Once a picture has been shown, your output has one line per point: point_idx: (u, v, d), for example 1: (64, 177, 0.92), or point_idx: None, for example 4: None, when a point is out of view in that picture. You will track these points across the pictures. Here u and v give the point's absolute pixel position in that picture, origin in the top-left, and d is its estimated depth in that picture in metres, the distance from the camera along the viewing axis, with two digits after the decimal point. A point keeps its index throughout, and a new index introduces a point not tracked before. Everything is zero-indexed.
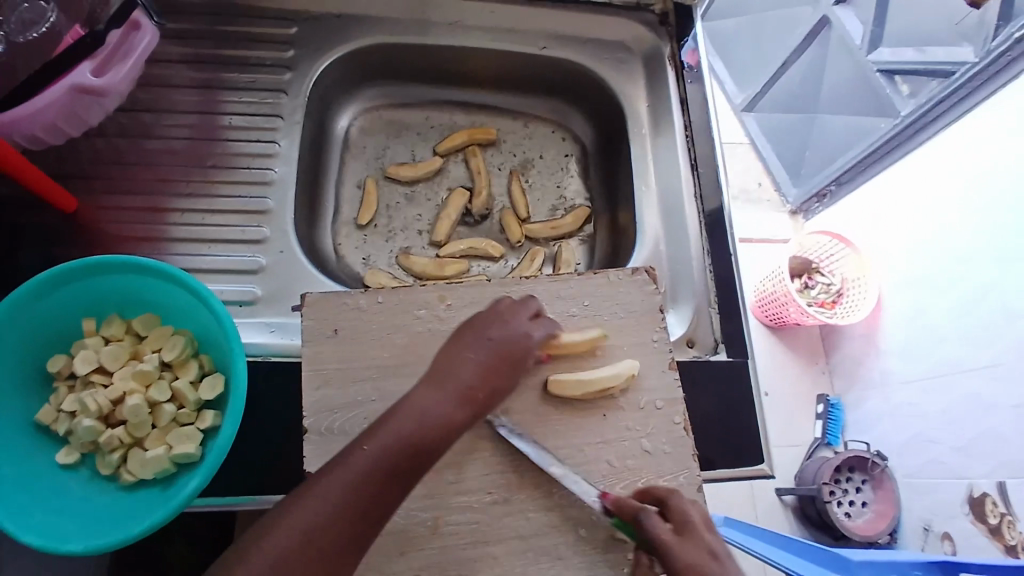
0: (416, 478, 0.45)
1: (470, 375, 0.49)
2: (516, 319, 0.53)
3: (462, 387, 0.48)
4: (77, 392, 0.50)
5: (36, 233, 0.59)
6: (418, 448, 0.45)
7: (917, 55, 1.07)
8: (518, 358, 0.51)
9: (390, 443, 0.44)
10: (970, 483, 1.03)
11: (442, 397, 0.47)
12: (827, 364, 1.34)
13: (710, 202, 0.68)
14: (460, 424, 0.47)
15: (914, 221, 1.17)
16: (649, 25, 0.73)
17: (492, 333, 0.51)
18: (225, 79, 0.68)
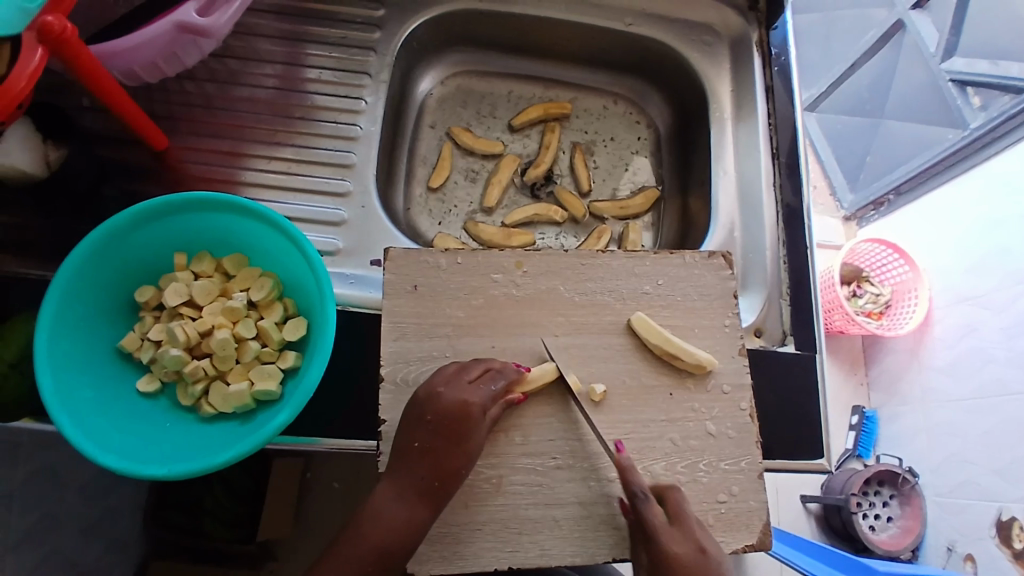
0: (390, 570, 0.47)
1: (426, 472, 0.47)
2: (449, 386, 0.49)
3: (423, 484, 0.47)
4: (165, 322, 0.52)
5: (125, 168, 0.61)
6: (382, 551, 0.46)
7: (991, 68, 1.12)
8: (457, 433, 0.48)
9: (396, 485, 0.47)
10: (1001, 506, 1.04)
11: (431, 436, 0.48)
12: (865, 375, 1.30)
13: (788, 195, 0.67)
14: (425, 518, 0.47)
15: (968, 239, 1.13)
16: (738, 9, 0.72)
17: (427, 414, 0.48)
18: (313, 33, 0.68)
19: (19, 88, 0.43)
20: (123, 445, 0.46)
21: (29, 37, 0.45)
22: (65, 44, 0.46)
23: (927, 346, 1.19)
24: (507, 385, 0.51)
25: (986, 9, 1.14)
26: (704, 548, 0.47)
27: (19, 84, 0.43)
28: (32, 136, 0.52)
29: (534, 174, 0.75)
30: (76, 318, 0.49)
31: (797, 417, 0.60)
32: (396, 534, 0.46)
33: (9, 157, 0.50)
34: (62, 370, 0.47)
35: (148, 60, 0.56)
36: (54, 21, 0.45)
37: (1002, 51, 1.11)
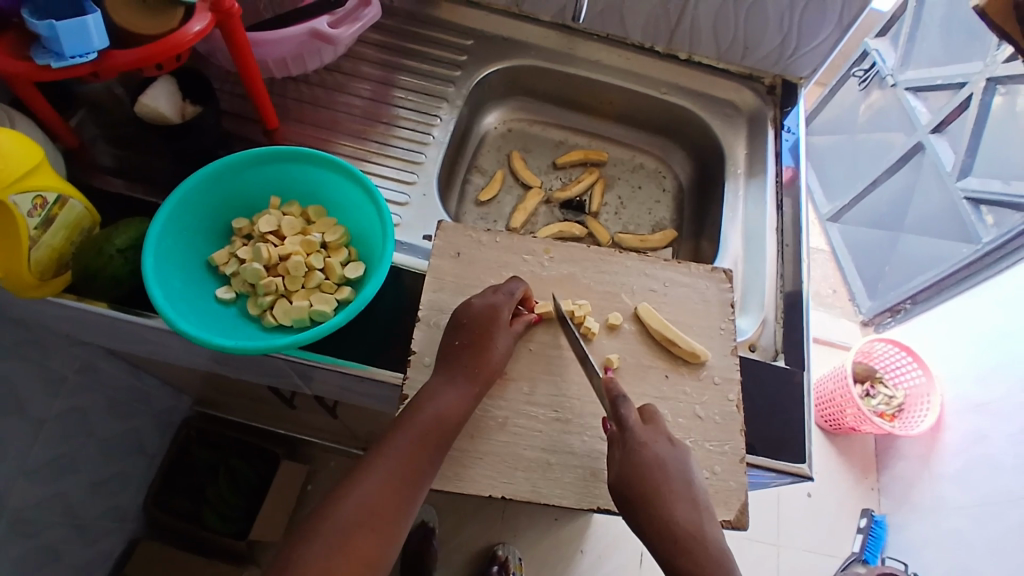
0: (445, 445, 0.54)
1: (468, 362, 0.56)
2: (479, 298, 0.60)
3: (468, 367, 0.56)
4: (252, 245, 0.63)
5: (239, 138, 0.76)
6: (440, 418, 0.54)
7: (1003, 187, 1.22)
8: (487, 332, 0.58)
9: (448, 374, 0.56)
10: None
11: (466, 331, 0.58)
12: (877, 482, 1.38)
13: (789, 238, 0.76)
14: (472, 401, 0.56)
15: (978, 349, 1.25)
16: (757, 92, 0.87)
17: (464, 318, 0.58)
18: (406, 64, 0.85)
19: (185, 40, 0.57)
20: (199, 327, 0.56)
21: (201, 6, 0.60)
22: (230, 18, 0.62)
23: (944, 453, 1.25)
24: (524, 293, 0.61)
25: (996, 139, 1.23)
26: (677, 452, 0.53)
27: (186, 37, 0.57)
28: (175, 91, 0.67)
29: (558, 197, 0.88)
30: (183, 225, 0.61)
31: (784, 425, 0.65)
32: (451, 412, 0.54)
33: (153, 99, 0.64)
34: (163, 260, 0.58)
35: (281, 56, 0.72)
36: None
37: (1012, 173, 1.20)
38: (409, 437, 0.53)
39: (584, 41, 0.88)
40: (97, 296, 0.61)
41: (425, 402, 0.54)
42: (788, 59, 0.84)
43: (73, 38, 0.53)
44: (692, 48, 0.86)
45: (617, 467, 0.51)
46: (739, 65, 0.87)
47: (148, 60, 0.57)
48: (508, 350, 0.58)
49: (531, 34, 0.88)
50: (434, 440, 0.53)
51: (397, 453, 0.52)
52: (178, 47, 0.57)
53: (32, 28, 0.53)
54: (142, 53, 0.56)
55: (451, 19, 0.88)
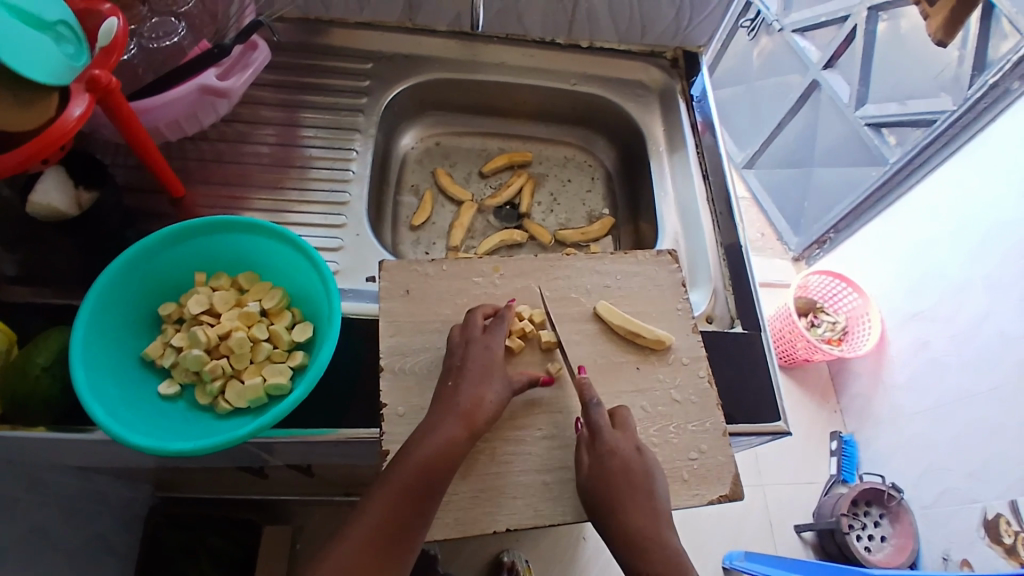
0: (437, 488, 0.51)
1: (462, 401, 0.54)
2: (472, 337, 0.58)
3: (459, 411, 0.54)
4: (186, 330, 0.59)
5: (144, 213, 0.71)
6: (422, 469, 0.51)
7: (899, 108, 1.30)
8: (482, 373, 0.56)
9: (441, 415, 0.54)
10: (983, 506, 1.11)
11: (461, 374, 0.56)
12: (838, 404, 1.47)
13: (721, 203, 0.79)
14: (465, 438, 0.53)
15: (905, 261, 1.33)
16: (663, 68, 0.88)
17: (457, 359, 0.57)
18: (307, 100, 0.81)
19: (68, 127, 0.52)
20: (147, 432, 0.52)
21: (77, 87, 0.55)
22: (110, 93, 0.56)
23: (893, 364, 1.34)
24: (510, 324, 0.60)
25: (885, 64, 1.31)
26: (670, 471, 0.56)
27: (69, 124, 0.52)
28: (65, 180, 0.60)
29: (491, 204, 0.87)
30: (105, 326, 0.56)
31: (755, 387, 0.67)
32: (442, 454, 0.52)
33: (44, 194, 0.58)
34: (93, 370, 0.53)
35: (172, 118, 0.67)
36: (101, 73, 0.55)
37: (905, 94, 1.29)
38: (396, 486, 0.51)
39: (485, 44, 0.86)
40: (32, 422, 0.56)
41: (415, 448, 0.52)
42: (685, 29, 0.86)
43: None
44: (592, 35, 0.86)
45: (627, 491, 0.53)
46: (641, 43, 0.88)
47: (32, 159, 0.51)
48: (505, 389, 0.56)
49: (431, 47, 0.85)
50: (424, 487, 0.51)
51: (384, 500, 0.51)
52: (63, 138, 0.51)
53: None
54: (24, 153, 0.50)
55: (346, 45, 0.85)
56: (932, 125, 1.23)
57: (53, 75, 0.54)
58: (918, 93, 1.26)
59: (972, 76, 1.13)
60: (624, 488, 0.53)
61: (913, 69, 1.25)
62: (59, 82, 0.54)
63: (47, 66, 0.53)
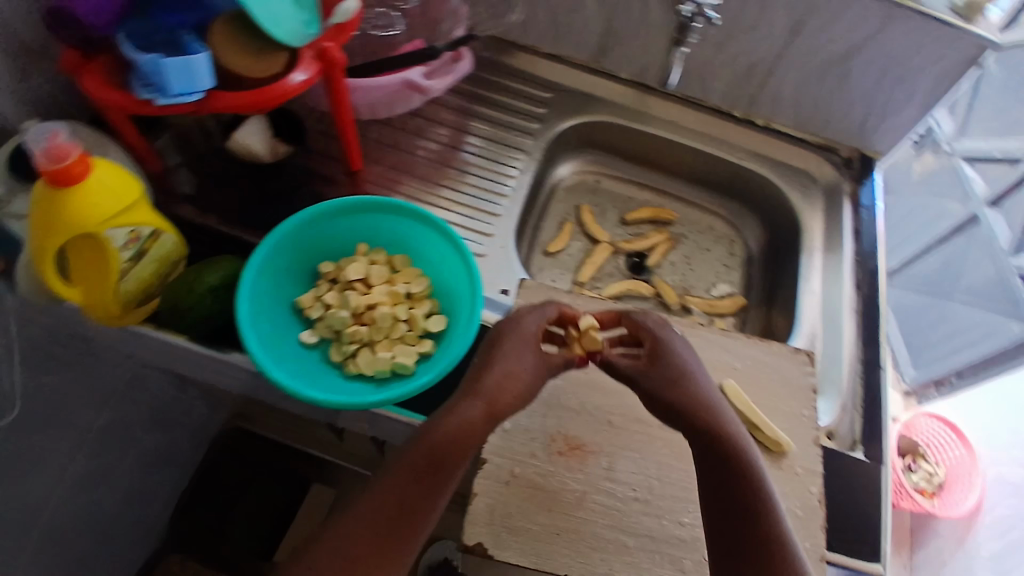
0: (451, 473, 0.48)
1: (488, 380, 0.51)
2: (526, 322, 0.56)
3: (480, 394, 0.51)
4: (338, 291, 0.63)
5: (320, 176, 0.77)
6: (434, 449, 0.48)
7: None
8: (520, 353, 0.54)
9: (464, 398, 0.51)
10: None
11: (500, 362, 0.53)
12: (911, 558, 1.33)
13: (865, 318, 0.75)
14: (479, 423, 0.50)
15: None
16: (835, 165, 0.86)
17: (499, 341, 0.55)
18: (485, 112, 0.86)
19: (290, 90, 0.59)
20: (285, 373, 0.56)
21: (307, 54, 0.61)
22: (332, 67, 0.63)
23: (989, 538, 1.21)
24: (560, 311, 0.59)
25: None
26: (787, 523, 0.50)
27: (290, 87, 0.59)
28: (266, 129, 0.69)
29: (625, 248, 0.88)
30: (273, 267, 0.61)
31: (863, 518, 0.62)
32: (455, 433, 0.48)
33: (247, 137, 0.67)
34: (254, 303, 0.58)
35: (373, 100, 0.74)
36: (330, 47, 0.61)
37: None
38: (407, 458, 0.48)
39: (661, 100, 0.88)
40: (181, 330, 0.62)
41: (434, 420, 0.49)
42: (867, 133, 0.84)
43: (178, 73, 0.54)
44: (770, 116, 0.86)
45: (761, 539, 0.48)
46: (817, 136, 0.87)
47: (247, 105, 0.58)
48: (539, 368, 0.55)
49: (610, 91, 0.88)
50: (436, 463, 0.47)
51: (395, 480, 0.47)
52: (280, 97, 0.59)
53: (138, 61, 0.54)
54: (244, 99, 0.58)
55: (531, 70, 0.89)
56: None
57: (288, 38, 0.60)
58: None
59: None
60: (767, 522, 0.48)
61: None
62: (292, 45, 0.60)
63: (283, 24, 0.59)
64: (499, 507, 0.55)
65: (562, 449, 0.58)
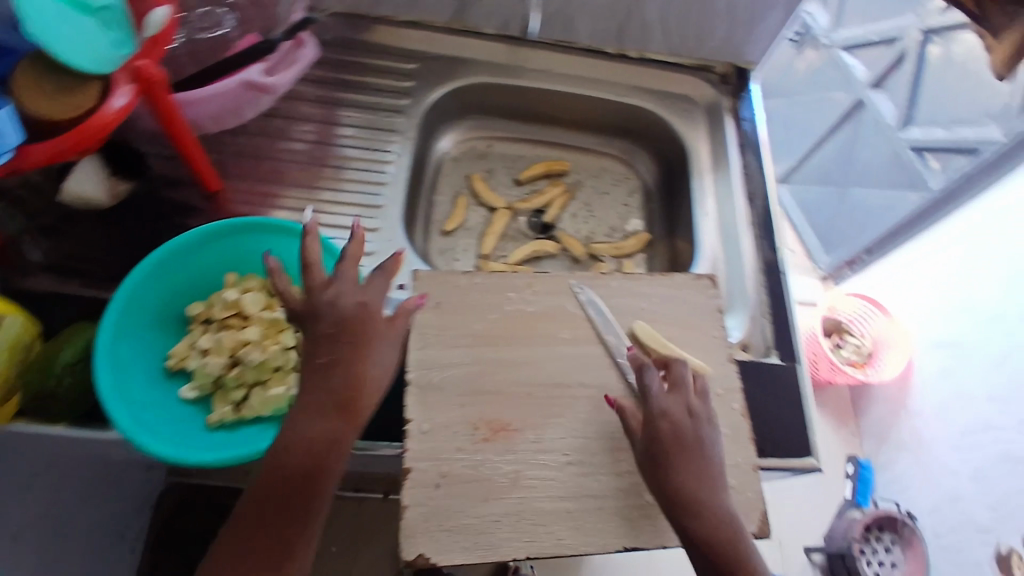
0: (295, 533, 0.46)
1: (307, 432, 0.47)
2: (323, 350, 0.48)
3: (296, 451, 0.47)
4: (214, 333, 0.60)
5: (178, 205, 0.70)
6: (262, 515, 0.46)
7: (946, 134, 1.26)
8: (352, 386, 0.48)
9: (276, 463, 0.46)
10: (997, 540, 1.10)
11: (312, 419, 0.47)
12: (856, 426, 1.43)
13: (761, 230, 0.76)
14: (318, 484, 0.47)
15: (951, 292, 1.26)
16: (711, 83, 0.86)
17: (319, 357, 0.48)
18: (348, 99, 0.80)
19: (110, 117, 0.52)
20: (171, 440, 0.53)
21: (121, 77, 0.55)
22: (152, 84, 0.56)
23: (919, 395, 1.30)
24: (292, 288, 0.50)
25: (936, 87, 1.28)
26: (692, 413, 0.53)
27: (109, 116, 0.52)
28: (100, 170, 0.65)
29: (522, 208, 0.86)
30: (131, 326, 0.57)
31: (788, 422, 0.65)
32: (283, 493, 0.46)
33: (80, 186, 0.63)
34: (118, 372, 0.54)
35: (214, 112, 0.67)
36: (146, 65, 0.55)
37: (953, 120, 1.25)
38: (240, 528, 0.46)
39: (532, 50, 0.84)
40: (52, 418, 0.57)
41: (267, 487, 0.46)
42: (738, 45, 0.81)
43: None
44: (643, 46, 0.83)
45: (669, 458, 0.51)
46: (691, 57, 0.85)
47: (69, 151, 0.51)
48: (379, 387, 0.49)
49: (476, 50, 0.83)
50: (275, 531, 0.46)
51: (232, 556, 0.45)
52: (104, 131, 0.52)
53: None
54: (61, 144, 0.50)
55: (390, 43, 0.83)
56: (975, 155, 1.17)
57: (96, 63, 0.52)
58: (969, 119, 1.21)
59: None
60: (680, 446, 0.51)
61: (972, 92, 1.21)
62: (103, 71, 0.53)
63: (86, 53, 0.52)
64: (433, 510, 0.54)
65: (488, 434, 0.57)
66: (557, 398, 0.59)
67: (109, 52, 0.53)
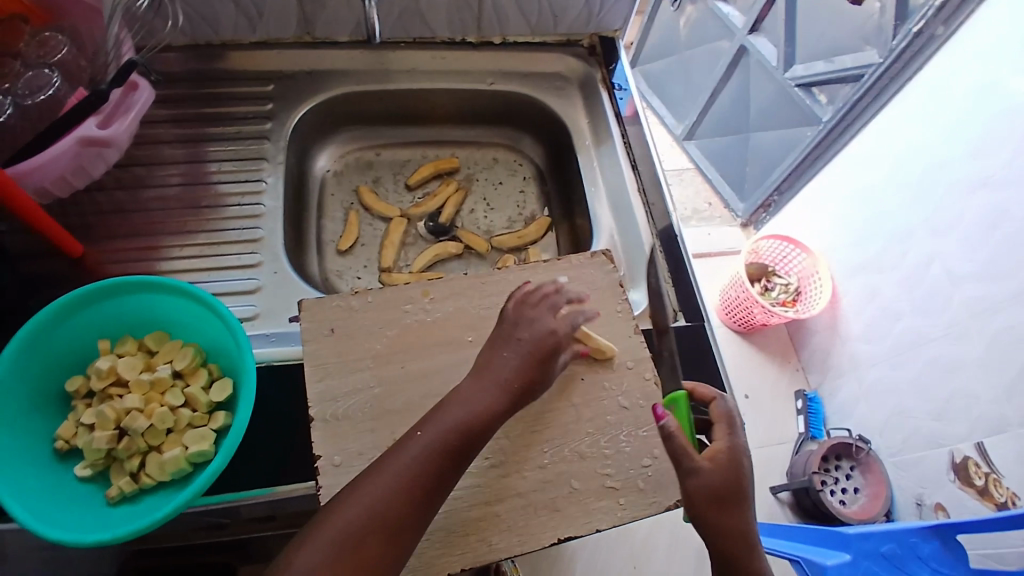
0: (400, 536, 0.47)
1: (430, 437, 0.50)
2: (535, 324, 0.58)
3: (413, 453, 0.49)
4: (95, 406, 0.55)
5: (39, 280, 0.65)
6: (371, 521, 0.46)
7: (827, 66, 1.31)
8: (489, 366, 0.55)
9: (399, 470, 0.48)
10: (950, 450, 1.12)
11: (455, 415, 0.51)
12: (799, 361, 1.50)
13: (650, 196, 0.76)
14: (435, 482, 0.49)
15: (852, 214, 1.31)
16: (580, 56, 0.85)
17: (517, 332, 0.57)
18: (209, 133, 0.76)
19: None
20: (68, 524, 0.49)
21: None
22: None
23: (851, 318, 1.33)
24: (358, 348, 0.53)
25: (807, 24, 1.32)
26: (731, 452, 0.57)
27: None
28: None
29: (416, 214, 0.84)
30: (9, 412, 0.52)
31: (704, 378, 0.66)
32: (395, 501, 0.47)
33: None
34: (1, 463, 0.50)
35: (59, 175, 0.62)
36: None
37: (830, 51, 1.30)
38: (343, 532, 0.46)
39: (394, 51, 0.81)
40: None
41: (382, 495, 0.47)
42: (597, 16, 0.82)
43: None
44: (504, 31, 0.83)
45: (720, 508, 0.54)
46: (555, 34, 0.85)
47: None
48: (501, 399, 0.53)
49: (336, 60, 0.81)
50: (372, 539, 0.46)
51: (334, 549, 0.45)
52: None
53: None
54: None
55: (245, 68, 0.79)
56: (860, 80, 1.23)
57: None
58: (845, 47, 1.26)
59: (897, 26, 1.12)
60: (728, 496, 0.55)
61: (838, 23, 1.26)
62: None
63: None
64: None
65: None
66: None
67: None
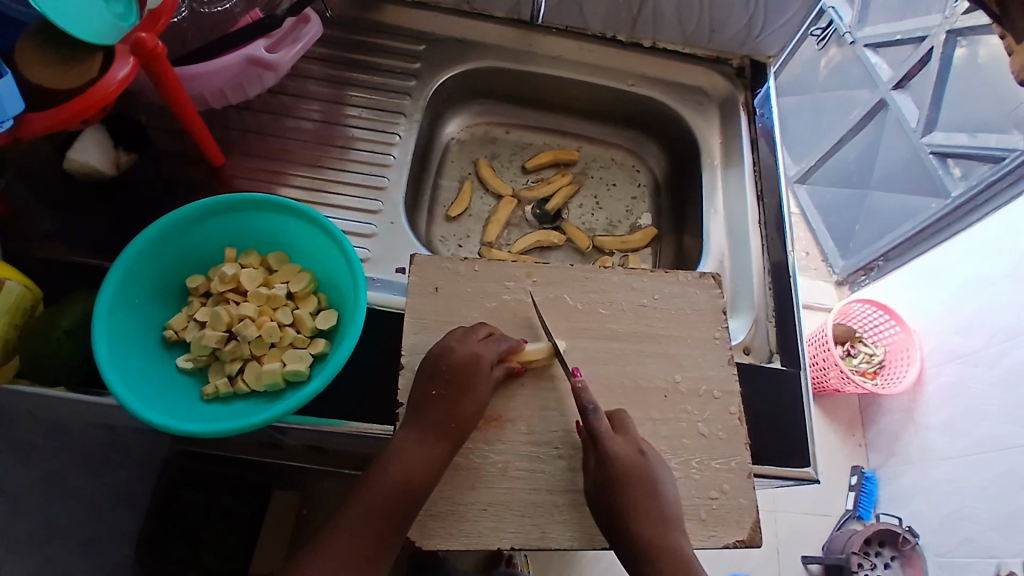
0: (416, 505, 0.51)
1: (441, 415, 0.53)
2: (461, 343, 0.56)
3: (422, 432, 0.53)
4: (211, 307, 0.60)
5: (180, 180, 0.70)
6: (389, 490, 0.51)
7: (969, 140, 1.21)
8: (468, 381, 0.54)
9: (401, 450, 0.52)
10: (998, 562, 1.09)
11: (444, 407, 0.53)
12: (863, 437, 1.40)
13: (769, 229, 0.74)
14: (440, 456, 0.52)
15: (961, 299, 1.25)
16: (727, 76, 0.83)
17: (443, 364, 0.55)
18: (356, 78, 0.79)
19: (110, 89, 0.52)
20: (163, 407, 0.53)
21: (121, 49, 0.54)
22: (155, 58, 0.55)
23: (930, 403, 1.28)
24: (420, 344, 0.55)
25: (960, 92, 1.23)
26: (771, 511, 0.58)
27: (111, 86, 0.52)
28: (106, 141, 0.62)
29: (528, 196, 0.85)
30: (129, 294, 0.56)
31: (787, 426, 0.63)
32: (411, 474, 0.51)
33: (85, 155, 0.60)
34: (115, 338, 0.54)
35: (216, 87, 0.67)
36: (147, 38, 0.54)
37: (979, 125, 1.20)
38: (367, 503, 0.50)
39: (543, 36, 0.82)
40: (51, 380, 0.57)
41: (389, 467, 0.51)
42: (755, 38, 0.80)
43: None
44: (657, 34, 0.82)
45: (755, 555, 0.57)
46: (705, 48, 0.83)
47: (70, 120, 0.51)
48: (478, 398, 0.54)
49: (486, 33, 0.82)
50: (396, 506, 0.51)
51: (357, 521, 0.50)
52: (104, 101, 0.51)
53: None
54: (62, 114, 0.50)
55: (398, 23, 0.82)
56: (1000, 162, 1.14)
57: (97, 35, 0.52)
58: (995, 125, 1.17)
59: None
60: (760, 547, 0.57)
61: (995, 97, 1.16)
62: (102, 42, 0.53)
63: (77, 17, 0.51)
64: None
65: (478, 425, 0.56)
66: (550, 392, 0.59)
67: (110, 23, 0.53)
